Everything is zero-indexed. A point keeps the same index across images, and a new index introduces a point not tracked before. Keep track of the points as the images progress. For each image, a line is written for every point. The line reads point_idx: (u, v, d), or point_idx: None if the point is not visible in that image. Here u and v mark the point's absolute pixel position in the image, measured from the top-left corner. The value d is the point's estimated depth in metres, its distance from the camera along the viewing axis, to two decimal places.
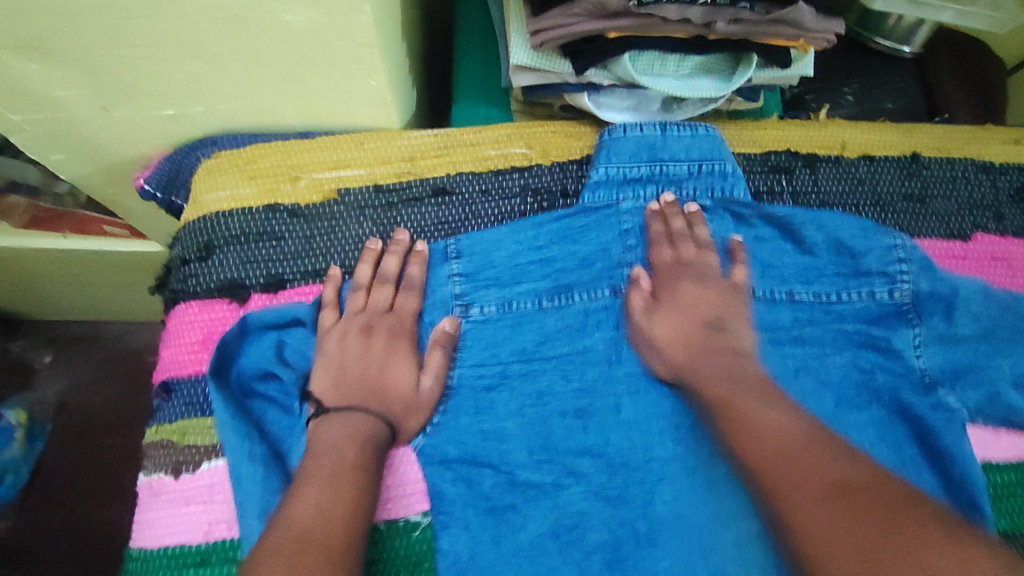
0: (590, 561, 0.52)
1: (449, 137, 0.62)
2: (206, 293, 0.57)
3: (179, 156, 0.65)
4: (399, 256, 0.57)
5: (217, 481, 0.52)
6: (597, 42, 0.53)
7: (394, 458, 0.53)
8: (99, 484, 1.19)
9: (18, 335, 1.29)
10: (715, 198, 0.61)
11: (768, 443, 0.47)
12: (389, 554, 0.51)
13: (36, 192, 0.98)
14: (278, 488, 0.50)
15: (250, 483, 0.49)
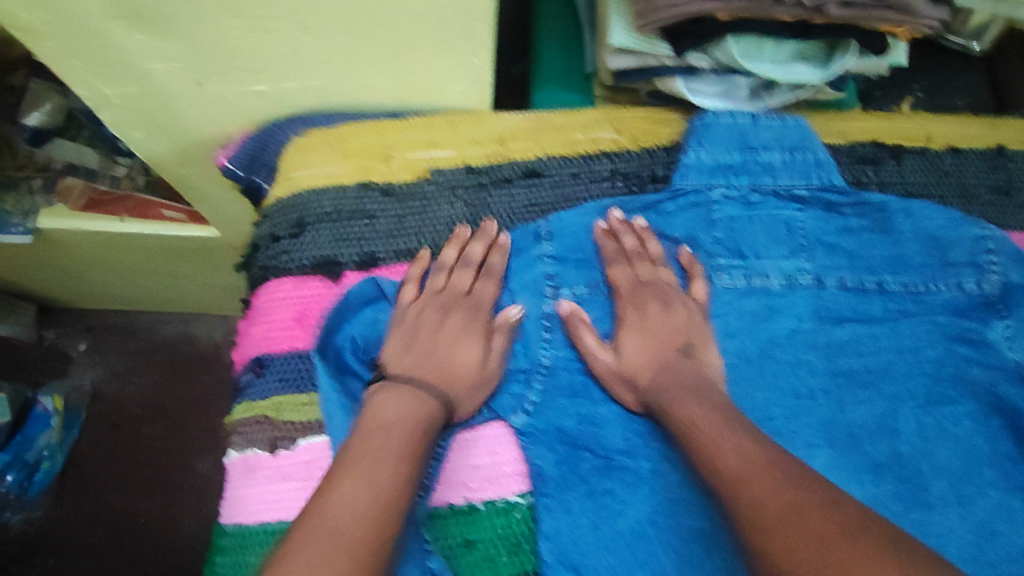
0: (688, 548, 0.49)
1: (540, 120, 0.62)
2: (299, 269, 0.57)
3: (264, 134, 0.65)
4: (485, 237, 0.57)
5: (315, 458, 0.52)
6: (704, 25, 0.53)
7: (487, 434, 0.52)
8: (133, 473, 1.25)
9: (59, 322, 1.36)
10: (810, 186, 0.60)
11: (733, 455, 0.43)
12: (487, 533, 0.50)
13: (94, 176, 1.00)
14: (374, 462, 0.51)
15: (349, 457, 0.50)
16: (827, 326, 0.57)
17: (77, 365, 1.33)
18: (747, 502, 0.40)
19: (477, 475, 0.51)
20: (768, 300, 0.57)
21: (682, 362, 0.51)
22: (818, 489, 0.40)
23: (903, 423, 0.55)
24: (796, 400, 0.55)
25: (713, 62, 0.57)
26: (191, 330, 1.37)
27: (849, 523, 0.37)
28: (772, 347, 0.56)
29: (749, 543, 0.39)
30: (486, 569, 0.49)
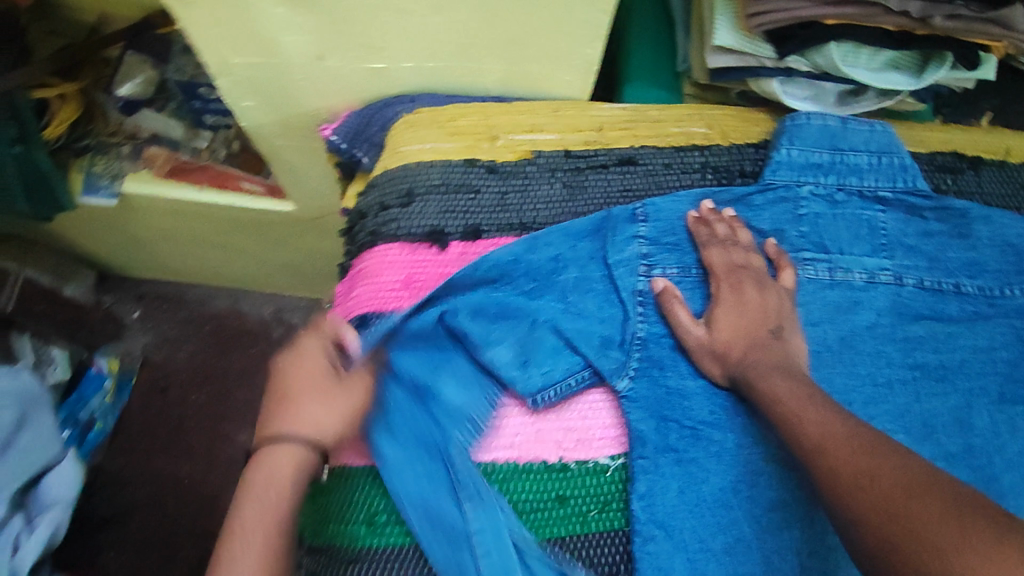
0: (767, 518, 0.53)
1: (635, 112, 0.67)
2: (407, 237, 0.60)
3: (372, 110, 0.68)
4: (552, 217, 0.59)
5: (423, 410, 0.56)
6: (811, 29, 0.57)
7: (588, 398, 0.56)
8: (176, 439, 1.27)
9: (111, 289, 1.38)
10: (895, 189, 0.63)
11: (815, 426, 0.46)
12: (578, 491, 0.53)
13: (177, 146, 1.06)
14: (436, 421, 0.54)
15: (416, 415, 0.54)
16: (904, 323, 0.60)
17: (129, 330, 1.36)
18: (827, 466, 0.43)
19: (571, 437, 0.55)
20: (849, 292, 0.60)
21: (767, 344, 0.54)
22: (896, 452, 0.42)
23: (976, 418, 0.57)
24: (874, 387, 0.57)
25: (812, 66, 0.61)
26: (240, 306, 1.38)
27: (920, 481, 0.39)
28: (852, 338, 0.59)
29: (835, 499, 0.42)
30: (576, 523, 0.52)
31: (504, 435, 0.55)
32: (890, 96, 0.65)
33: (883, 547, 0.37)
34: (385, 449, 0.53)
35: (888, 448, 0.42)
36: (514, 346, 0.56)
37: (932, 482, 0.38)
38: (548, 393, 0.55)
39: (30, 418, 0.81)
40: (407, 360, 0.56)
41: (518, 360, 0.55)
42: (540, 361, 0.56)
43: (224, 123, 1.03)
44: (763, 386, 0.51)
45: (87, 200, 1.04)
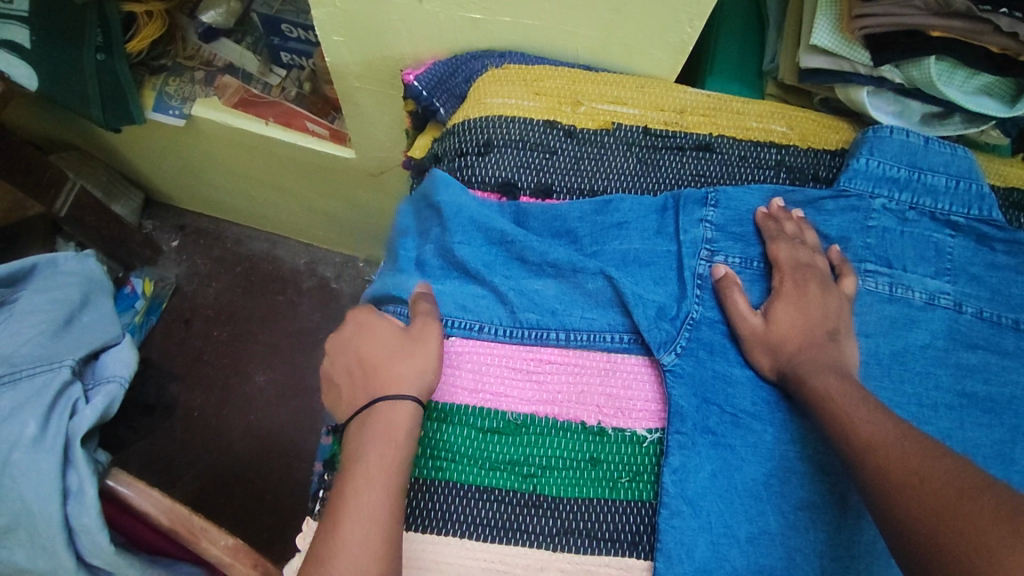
0: (796, 517, 0.51)
1: (718, 102, 0.67)
2: (480, 183, 0.61)
3: (458, 62, 0.68)
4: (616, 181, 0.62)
5: (467, 352, 0.57)
6: (915, 39, 0.57)
7: (625, 367, 0.56)
8: (192, 368, 1.27)
9: (156, 215, 1.40)
10: (969, 215, 0.62)
11: (866, 427, 0.45)
12: (610, 456, 0.53)
13: (249, 79, 1.07)
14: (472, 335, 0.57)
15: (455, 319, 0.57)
16: (959, 349, 0.59)
17: (164, 258, 1.36)
18: (874, 464, 0.43)
19: (611, 403, 0.55)
20: (907, 309, 0.59)
21: (823, 345, 0.54)
22: (948, 456, 0.41)
23: (1019, 455, 0.55)
24: (919, 407, 0.56)
25: (904, 80, 0.61)
26: (275, 253, 1.38)
27: (971, 484, 0.38)
28: (904, 354, 0.58)
29: (880, 495, 0.41)
30: (606, 487, 0.52)
31: (539, 374, 0.56)
32: (976, 124, 0.63)
33: (928, 540, 0.37)
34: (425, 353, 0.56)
35: (940, 451, 0.41)
36: (563, 285, 0.58)
37: (987, 487, 0.37)
38: (583, 337, 0.57)
39: (90, 300, 0.76)
40: (452, 292, 0.58)
41: (547, 300, 0.57)
42: (578, 307, 0.57)
43: (299, 62, 1.04)
44: (813, 383, 0.50)
45: (155, 118, 1.04)
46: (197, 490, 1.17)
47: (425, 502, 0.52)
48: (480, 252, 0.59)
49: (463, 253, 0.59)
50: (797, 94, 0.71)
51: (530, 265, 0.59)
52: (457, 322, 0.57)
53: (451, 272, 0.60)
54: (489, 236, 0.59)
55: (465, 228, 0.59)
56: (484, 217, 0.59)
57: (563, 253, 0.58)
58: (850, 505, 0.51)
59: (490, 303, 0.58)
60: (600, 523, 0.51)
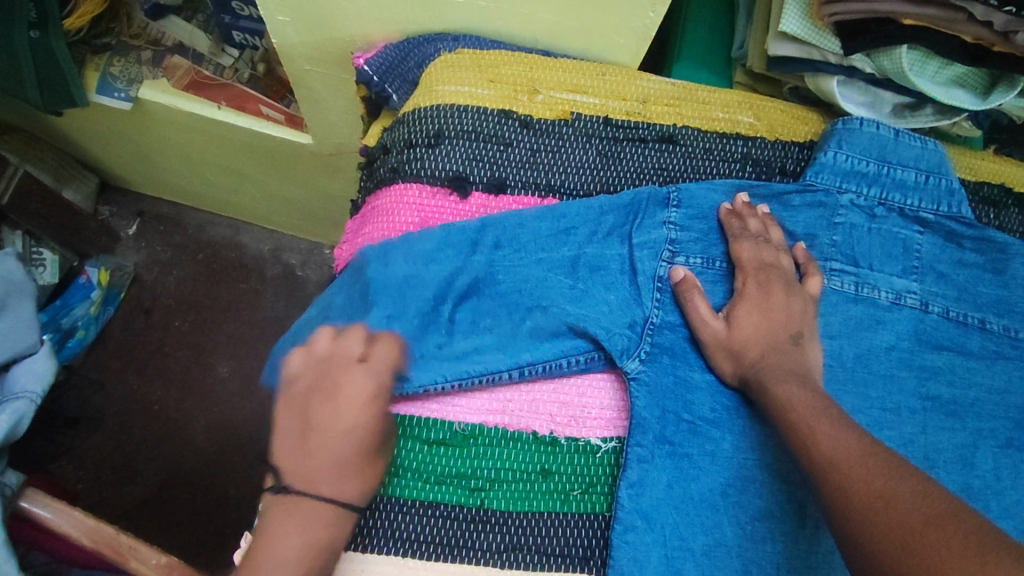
0: (753, 528, 0.49)
1: (684, 91, 0.64)
2: (428, 179, 0.58)
3: (410, 45, 0.64)
4: (574, 193, 0.59)
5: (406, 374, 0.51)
6: (886, 27, 0.54)
7: (591, 380, 0.54)
8: (151, 360, 1.23)
9: (112, 201, 1.34)
10: (938, 212, 0.60)
11: (831, 442, 0.43)
12: (563, 467, 0.51)
13: (201, 60, 1.02)
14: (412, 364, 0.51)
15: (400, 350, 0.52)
16: (924, 350, 0.57)
17: (122, 245, 1.31)
18: (838, 483, 0.41)
19: (564, 411, 0.52)
20: (872, 309, 0.58)
21: (787, 350, 0.51)
22: (914, 476, 0.39)
23: (981, 459, 0.54)
24: (882, 412, 0.55)
25: (876, 69, 0.58)
26: (239, 240, 1.33)
27: (935, 510, 0.36)
28: (868, 357, 0.56)
29: (843, 516, 0.39)
30: (557, 500, 0.50)
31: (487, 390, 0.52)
32: (948, 116, 0.61)
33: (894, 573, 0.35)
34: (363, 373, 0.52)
35: (904, 471, 0.40)
36: (502, 327, 0.53)
37: (953, 513, 0.35)
38: (538, 369, 0.52)
39: (9, 303, 0.77)
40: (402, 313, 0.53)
41: (490, 347, 0.52)
42: (526, 340, 0.53)
43: (252, 42, 0.99)
44: (774, 391, 0.48)
45: (100, 100, 0.98)
46: (158, 486, 1.13)
47: None
48: (421, 299, 0.54)
49: (391, 323, 0.53)
50: (766, 82, 0.68)
51: (468, 321, 0.54)
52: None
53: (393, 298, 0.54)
54: (453, 255, 0.55)
55: (398, 259, 0.54)
56: (454, 232, 0.55)
57: (516, 280, 0.54)
58: (808, 514, 0.50)
59: (430, 362, 0.52)
60: (550, 537, 0.49)
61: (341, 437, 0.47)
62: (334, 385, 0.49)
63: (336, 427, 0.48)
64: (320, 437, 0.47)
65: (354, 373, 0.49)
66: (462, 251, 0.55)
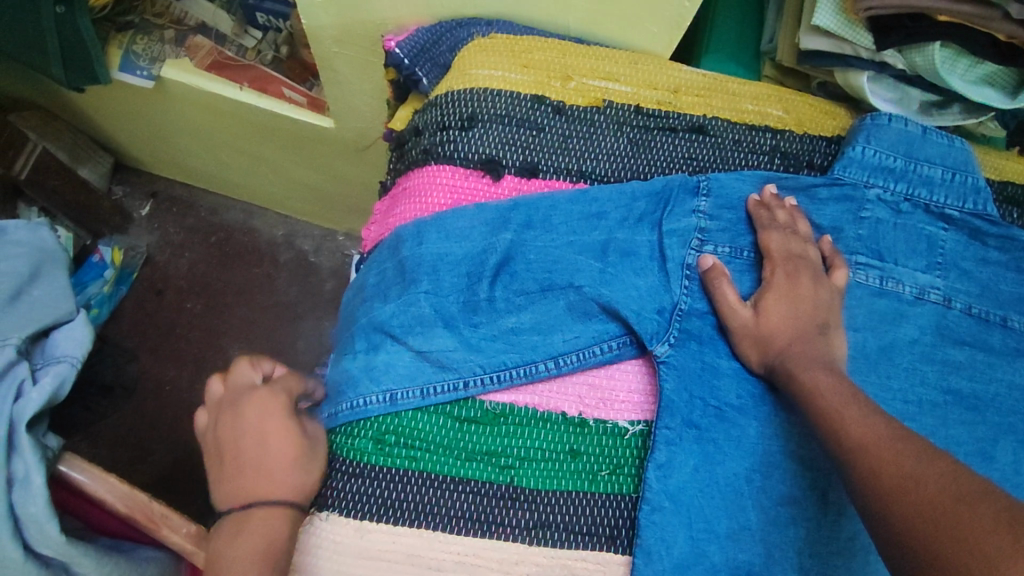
0: (776, 513, 0.50)
1: (714, 82, 0.64)
2: (461, 161, 0.58)
3: (442, 29, 0.64)
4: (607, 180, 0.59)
5: (440, 357, 0.53)
6: (919, 23, 0.55)
7: (623, 366, 0.54)
8: (164, 341, 1.23)
9: (127, 181, 1.34)
10: (964, 209, 0.61)
11: (859, 427, 0.44)
12: (591, 449, 0.52)
13: (223, 41, 1.02)
14: (450, 348, 0.53)
15: (439, 333, 0.54)
16: (946, 345, 0.58)
17: (136, 226, 1.31)
18: (866, 467, 0.42)
19: (593, 394, 0.53)
20: (895, 304, 0.58)
21: (812, 338, 0.52)
22: (943, 460, 0.40)
23: (1000, 452, 0.55)
24: (904, 404, 0.55)
25: (906, 66, 0.59)
26: (252, 223, 1.33)
27: (965, 490, 0.37)
28: (892, 349, 0.57)
29: (872, 498, 0.40)
30: (585, 480, 0.51)
31: (523, 372, 0.53)
32: (975, 115, 0.62)
33: (927, 552, 0.35)
34: (399, 356, 0.53)
35: (933, 454, 0.40)
36: (537, 311, 0.54)
37: (984, 493, 0.36)
38: (572, 359, 0.53)
39: (42, 272, 0.79)
40: (439, 295, 0.54)
41: (526, 336, 0.54)
42: (560, 327, 0.54)
43: (276, 24, 0.99)
44: (800, 378, 0.49)
45: (122, 78, 0.98)
46: (169, 465, 1.14)
47: (356, 485, 0.50)
48: (456, 278, 0.55)
49: (427, 303, 0.54)
50: (794, 76, 0.68)
51: (502, 300, 0.54)
52: (405, 393, 0.52)
53: (425, 277, 0.55)
54: (488, 236, 0.56)
55: (433, 236, 0.56)
56: (491, 212, 0.56)
57: (550, 262, 0.55)
58: (830, 501, 0.50)
59: (466, 342, 0.53)
60: (578, 516, 0.49)
61: (253, 448, 0.50)
62: (238, 407, 0.52)
63: (245, 439, 0.51)
64: (234, 455, 0.50)
65: (253, 395, 0.53)
66: (495, 230, 0.56)
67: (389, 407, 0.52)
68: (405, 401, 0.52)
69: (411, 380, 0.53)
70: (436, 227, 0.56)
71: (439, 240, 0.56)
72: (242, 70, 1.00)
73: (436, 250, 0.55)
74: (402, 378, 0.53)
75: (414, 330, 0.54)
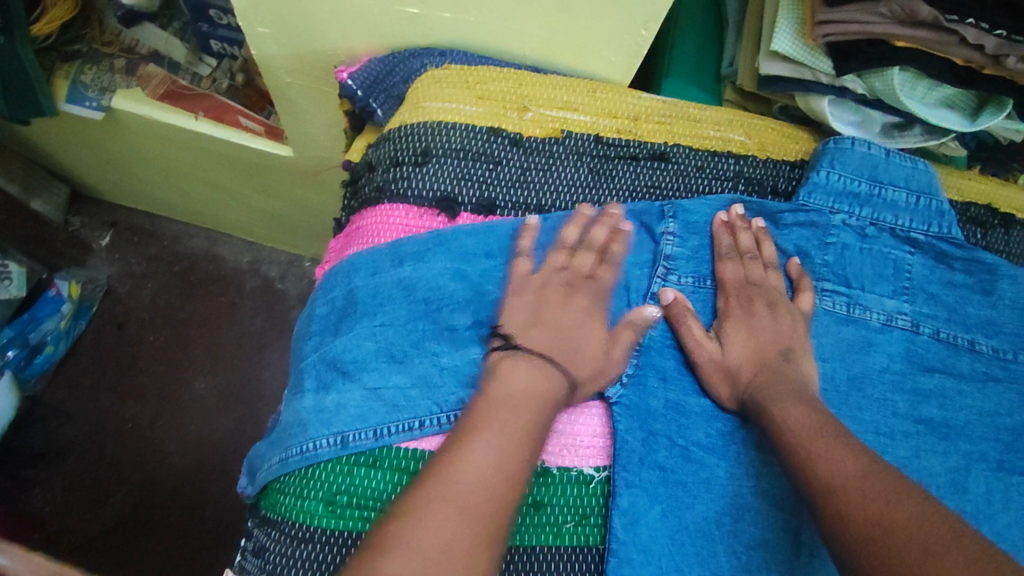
0: (748, 558, 0.48)
1: (674, 108, 0.63)
2: (415, 200, 0.56)
3: (395, 59, 0.62)
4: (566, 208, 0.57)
5: (390, 397, 0.50)
6: (879, 49, 0.54)
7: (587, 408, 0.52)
8: (124, 377, 1.18)
9: (84, 212, 1.29)
10: (929, 232, 0.60)
11: (826, 463, 0.42)
12: (554, 499, 0.49)
13: (177, 69, 0.99)
14: (405, 387, 0.50)
15: (393, 373, 0.51)
16: (916, 373, 0.56)
17: (94, 258, 1.26)
18: (834, 508, 0.40)
19: (557, 440, 0.50)
20: (863, 330, 0.57)
21: (780, 369, 0.51)
22: (913, 498, 0.38)
23: (973, 482, 0.54)
24: (876, 435, 0.54)
25: (867, 90, 0.58)
26: (216, 251, 1.29)
27: (934, 536, 0.35)
28: (862, 380, 0.56)
29: (841, 540, 0.38)
30: (549, 534, 0.48)
31: None
32: (936, 136, 0.61)
33: None
34: (344, 396, 0.50)
35: (904, 491, 0.39)
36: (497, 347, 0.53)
37: (953, 538, 0.34)
38: None
39: None
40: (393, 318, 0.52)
41: None
42: None
43: (230, 52, 0.97)
44: (770, 414, 0.48)
45: (69, 110, 0.94)
46: (129, 508, 1.08)
47: (306, 551, 0.47)
48: (408, 304, 0.52)
49: (379, 337, 0.52)
50: (756, 100, 0.68)
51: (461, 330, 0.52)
52: (357, 434, 0.49)
53: (377, 307, 0.53)
54: (438, 272, 0.53)
55: (385, 265, 0.54)
56: (446, 240, 0.54)
57: (508, 297, 0.53)
58: (803, 543, 0.48)
59: (422, 378, 0.51)
60: (542, 573, 0.47)
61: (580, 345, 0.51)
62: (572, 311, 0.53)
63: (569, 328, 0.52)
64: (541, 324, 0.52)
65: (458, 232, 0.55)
66: (448, 256, 0.54)
67: (339, 453, 0.49)
68: (359, 445, 0.49)
69: (361, 425, 0.49)
70: (388, 258, 0.54)
71: (394, 268, 0.54)
72: (196, 99, 0.97)
73: (389, 281, 0.53)
74: (353, 421, 0.49)
75: (365, 368, 0.51)
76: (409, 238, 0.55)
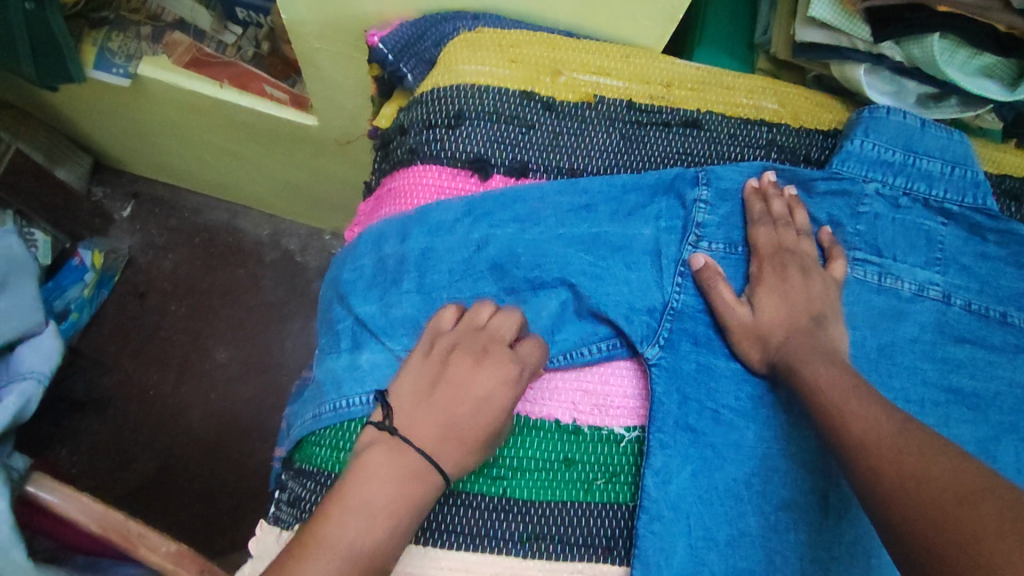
0: (776, 518, 0.49)
1: (708, 75, 0.63)
2: (447, 162, 0.56)
3: (427, 23, 0.62)
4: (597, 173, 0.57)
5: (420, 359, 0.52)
6: (918, 15, 0.53)
7: (615, 367, 0.53)
8: (147, 345, 1.20)
9: (108, 183, 1.31)
10: (963, 203, 0.59)
11: (859, 424, 0.42)
12: (585, 456, 0.50)
13: (202, 37, 0.99)
14: None
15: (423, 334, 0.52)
16: (946, 343, 0.56)
17: (117, 228, 1.27)
18: (869, 466, 0.40)
19: (588, 400, 0.52)
20: (894, 300, 0.57)
21: (810, 334, 0.51)
22: (949, 453, 0.38)
23: (1002, 452, 0.54)
24: (905, 403, 0.54)
25: (904, 58, 0.57)
26: (237, 223, 1.30)
27: (972, 486, 0.35)
28: (892, 349, 0.56)
29: (878, 495, 0.38)
30: (580, 490, 0.49)
31: None
32: (972, 107, 0.60)
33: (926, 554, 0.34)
34: (375, 353, 0.52)
35: (940, 447, 0.39)
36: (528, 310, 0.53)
37: (992, 488, 0.34)
38: (563, 359, 0.52)
39: (10, 285, 0.84)
40: (428, 282, 0.53)
41: None
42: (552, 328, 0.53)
43: (256, 20, 0.98)
44: (801, 376, 0.48)
45: (97, 76, 0.94)
46: (153, 471, 1.11)
47: None
48: (440, 266, 0.53)
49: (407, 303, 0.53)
50: (789, 69, 0.67)
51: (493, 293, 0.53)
52: None
53: (411, 271, 0.54)
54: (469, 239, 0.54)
55: (416, 231, 0.55)
56: (476, 206, 0.55)
57: (536, 262, 0.53)
58: (832, 504, 0.49)
59: None
60: (574, 527, 0.48)
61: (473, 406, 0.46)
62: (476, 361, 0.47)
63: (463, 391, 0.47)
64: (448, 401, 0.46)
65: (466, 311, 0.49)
66: (479, 221, 0.54)
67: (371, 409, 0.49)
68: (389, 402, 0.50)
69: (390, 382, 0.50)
70: (416, 227, 0.55)
71: (423, 236, 0.54)
72: (221, 68, 0.97)
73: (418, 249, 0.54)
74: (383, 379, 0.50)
75: (395, 331, 0.52)
76: (440, 206, 0.55)
